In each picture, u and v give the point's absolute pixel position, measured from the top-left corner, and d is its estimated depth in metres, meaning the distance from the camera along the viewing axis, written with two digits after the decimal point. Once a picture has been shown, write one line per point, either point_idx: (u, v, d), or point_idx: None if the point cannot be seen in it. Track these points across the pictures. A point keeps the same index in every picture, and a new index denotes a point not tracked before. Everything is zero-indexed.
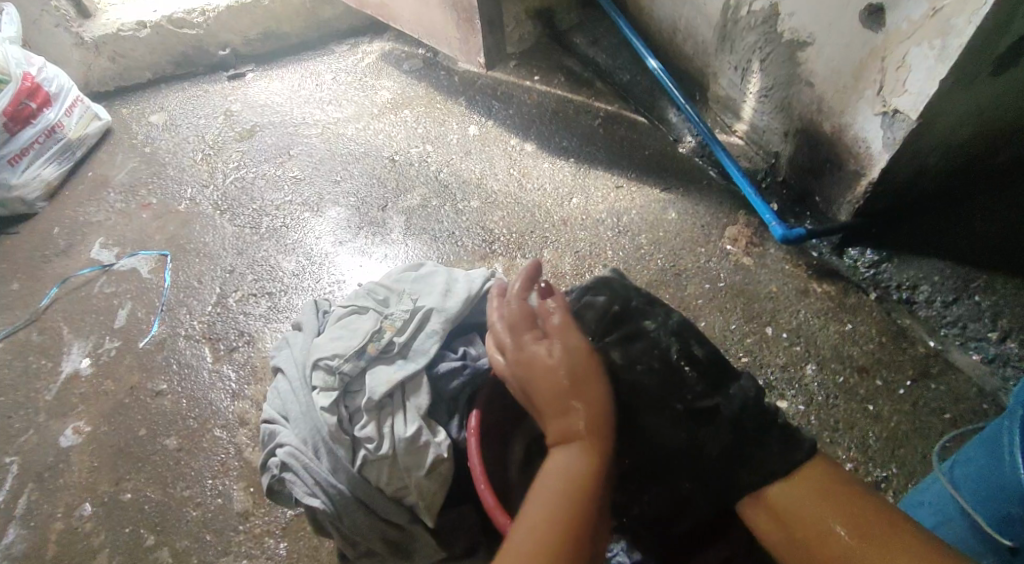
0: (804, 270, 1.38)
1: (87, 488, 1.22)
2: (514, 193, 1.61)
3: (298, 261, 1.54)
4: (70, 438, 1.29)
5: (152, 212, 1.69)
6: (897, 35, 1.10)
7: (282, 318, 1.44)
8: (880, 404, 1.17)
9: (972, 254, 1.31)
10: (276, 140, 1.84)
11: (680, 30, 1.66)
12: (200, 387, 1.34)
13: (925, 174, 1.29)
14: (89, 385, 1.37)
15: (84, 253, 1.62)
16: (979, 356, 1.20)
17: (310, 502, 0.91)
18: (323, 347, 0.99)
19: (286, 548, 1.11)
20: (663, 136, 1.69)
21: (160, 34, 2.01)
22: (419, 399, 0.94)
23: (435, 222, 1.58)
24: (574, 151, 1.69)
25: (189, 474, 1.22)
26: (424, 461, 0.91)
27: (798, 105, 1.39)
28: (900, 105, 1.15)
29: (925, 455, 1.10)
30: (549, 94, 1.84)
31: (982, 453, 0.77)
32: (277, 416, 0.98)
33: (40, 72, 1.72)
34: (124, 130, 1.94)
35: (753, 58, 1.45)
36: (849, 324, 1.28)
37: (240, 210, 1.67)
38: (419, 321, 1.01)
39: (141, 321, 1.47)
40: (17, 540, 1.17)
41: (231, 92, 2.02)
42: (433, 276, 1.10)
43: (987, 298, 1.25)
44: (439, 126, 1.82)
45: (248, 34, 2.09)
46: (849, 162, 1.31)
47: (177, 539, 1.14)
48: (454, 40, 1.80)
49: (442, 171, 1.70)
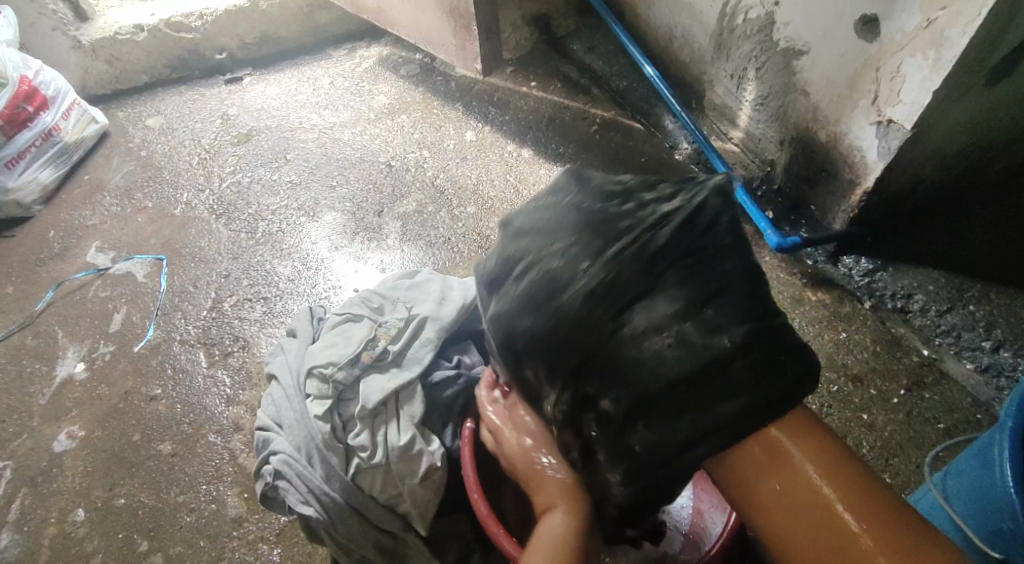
0: (798, 278, 1.38)
1: (81, 493, 1.22)
2: (510, 200, 1.62)
3: (294, 266, 1.54)
4: (64, 443, 1.29)
5: (147, 216, 1.69)
6: (891, 46, 1.11)
7: (277, 323, 1.44)
8: (875, 413, 1.17)
9: (966, 264, 1.32)
10: (273, 145, 1.84)
11: (676, 38, 1.67)
12: (194, 391, 1.34)
13: (919, 183, 1.30)
14: (83, 390, 1.36)
15: (79, 257, 1.62)
16: (973, 365, 1.20)
17: (303, 510, 0.92)
18: (317, 355, 0.99)
19: (280, 555, 1.11)
20: (659, 143, 1.69)
21: (158, 38, 2.01)
22: (412, 408, 0.94)
23: (432, 227, 1.58)
24: (570, 157, 1.69)
25: (183, 479, 1.22)
26: (418, 469, 0.91)
27: (793, 113, 1.39)
28: (895, 115, 1.16)
29: (918, 465, 1.11)
30: (545, 101, 1.84)
31: (972, 466, 0.78)
32: (270, 424, 0.99)
33: (38, 76, 1.72)
34: (121, 133, 1.94)
35: (748, 67, 1.46)
36: (844, 333, 1.29)
37: (236, 214, 1.67)
38: (413, 329, 1.01)
39: (136, 325, 1.46)
40: (10, 545, 1.17)
41: (228, 96, 2.02)
42: (427, 283, 1.10)
43: (981, 308, 1.26)
44: (436, 131, 1.82)
45: (245, 38, 2.09)
46: (844, 171, 1.32)
47: (169, 545, 1.14)
48: (451, 46, 1.81)
49: (439, 177, 1.70)
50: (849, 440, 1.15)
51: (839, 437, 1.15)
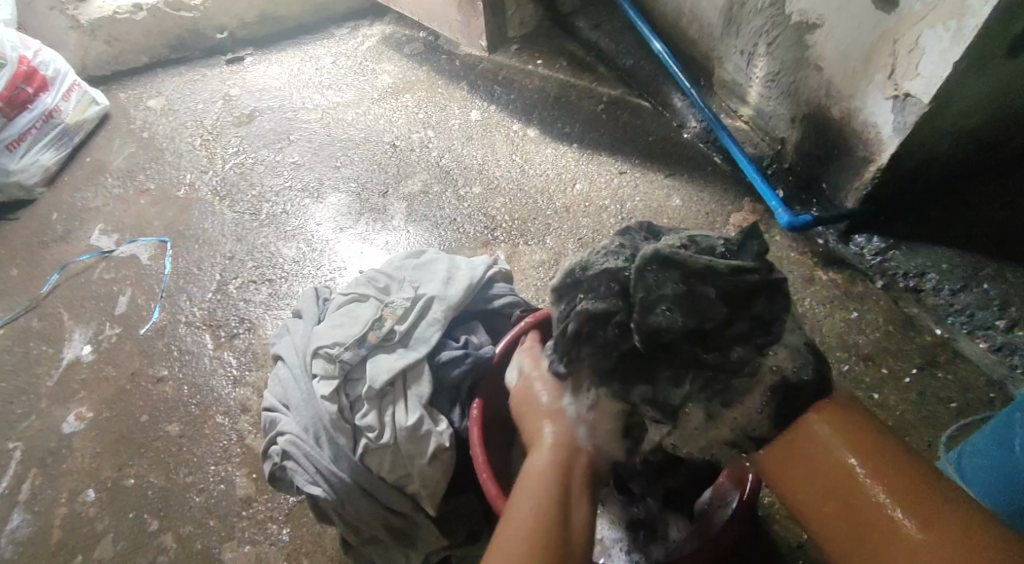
0: (810, 258, 1.36)
1: (90, 474, 1.22)
2: (516, 178, 1.60)
3: (299, 248, 1.53)
4: (72, 424, 1.29)
5: (150, 197, 1.68)
6: (910, 17, 1.08)
7: (283, 305, 1.43)
8: (887, 393, 1.16)
9: (979, 242, 1.30)
10: (275, 125, 1.82)
11: (685, 13, 1.63)
12: (201, 373, 1.33)
13: (934, 159, 1.27)
14: (90, 371, 1.36)
15: (83, 239, 1.61)
16: (987, 345, 1.18)
17: (311, 490, 0.91)
18: (323, 336, 0.98)
19: (288, 534, 1.11)
20: (667, 122, 1.66)
21: (157, 17, 1.99)
22: (420, 388, 0.93)
23: (436, 208, 1.56)
24: (577, 136, 1.67)
25: (192, 460, 1.22)
26: (426, 449, 0.91)
27: (806, 89, 1.36)
28: (912, 89, 1.13)
29: (930, 444, 1.09)
30: (551, 78, 1.81)
31: (990, 446, 0.77)
32: (277, 404, 0.98)
33: (37, 56, 1.70)
34: (122, 114, 1.92)
35: (759, 42, 1.43)
36: (856, 312, 1.27)
37: (240, 196, 1.65)
38: (420, 309, 0.99)
39: (141, 307, 1.46)
40: (22, 525, 1.17)
41: (229, 76, 2.00)
42: (434, 263, 1.09)
43: (996, 287, 1.24)
44: (441, 111, 1.79)
45: (245, 17, 2.06)
46: (858, 148, 1.29)
47: (179, 525, 1.14)
48: (455, 22, 1.78)
49: (444, 157, 1.67)
50: None
51: None
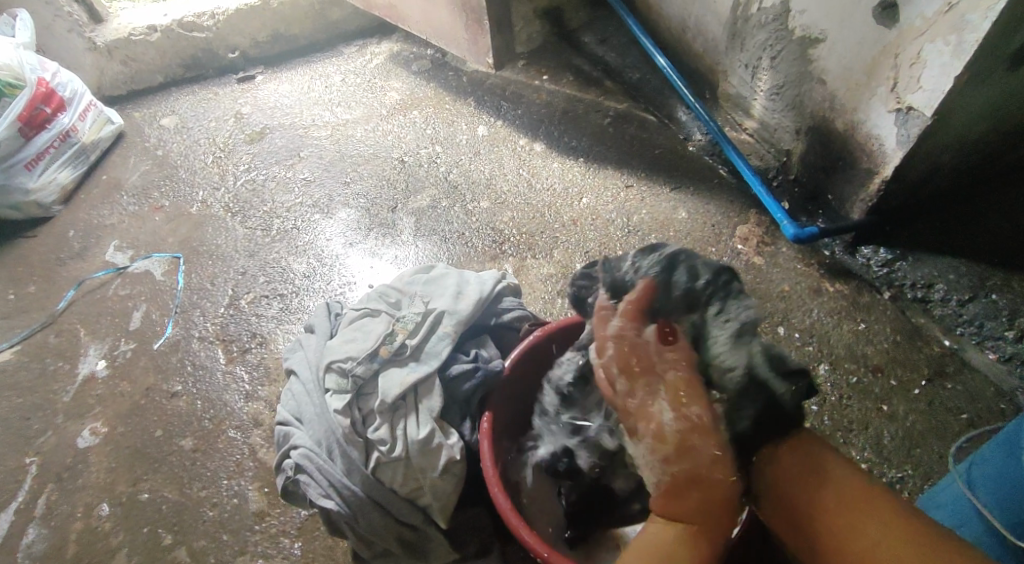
0: (816, 269, 1.37)
1: (105, 488, 1.24)
2: (523, 193, 1.62)
3: (310, 263, 1.55)
4: (88, 439, 1.31)
5: (163, 214, 1.71)
6: (910, 32, 1.09)
7: (294, 319, 1.45)
8: (896, 404, 1.16)
9: (986, 252, 1.30)
10: (286, 142, 1.85)
11: (689, 27, 1.65)
12: (214, 388, 1.35)
13: (938, 172, 1.28)
14: (105, 387, 1.38)
15: (99, 256, 1.64)
16: (996, 355, 1.19)
17: (324, 504, 0.93)
18: (336, 350, 0.99)
19: (301, 547, 1.12)
20: (672, 134, 1.68)
21: (171, 38, 2.03)
22: (431, 401, 0.94)
23: (445, 222, 1.58)
24: (583, 150, 1.69)
25: (205, 474, 1.23)
26: (437, 462, 0.92)
27: (810, 103, 1.38)
28: (914, 102, 1.14)
29: (940, 456, 1.10)
30: (557, 93, 1.84)
31: (996, 454, 0.77)
32: (290, 418, 0.99)
33: (55, 77, 1.74)
34: (136, 133, 1.96)
35: (763, 56, 1.44)
36: (863, 324, 1.27)
37: (251, 212, 1.68)
38: (431, 323, 1.01)
39: (155, 323, 1.48)
40: (39, 539, 1.19)
41: (241, 95, 2.04)
42: (443, 278, 1.10)
43: (1004, 297, 1.24)
44: (449, 126, 1.82)
45: (256, 36, 2.10)
46: (862, 160, 1.30)
47: (192, 538, 1.16)
48: (462, 40, 1.81)
49: (452, 172, 1.70)
50: (869, 431, 1.14)
51: (859, 428, 1.14)
